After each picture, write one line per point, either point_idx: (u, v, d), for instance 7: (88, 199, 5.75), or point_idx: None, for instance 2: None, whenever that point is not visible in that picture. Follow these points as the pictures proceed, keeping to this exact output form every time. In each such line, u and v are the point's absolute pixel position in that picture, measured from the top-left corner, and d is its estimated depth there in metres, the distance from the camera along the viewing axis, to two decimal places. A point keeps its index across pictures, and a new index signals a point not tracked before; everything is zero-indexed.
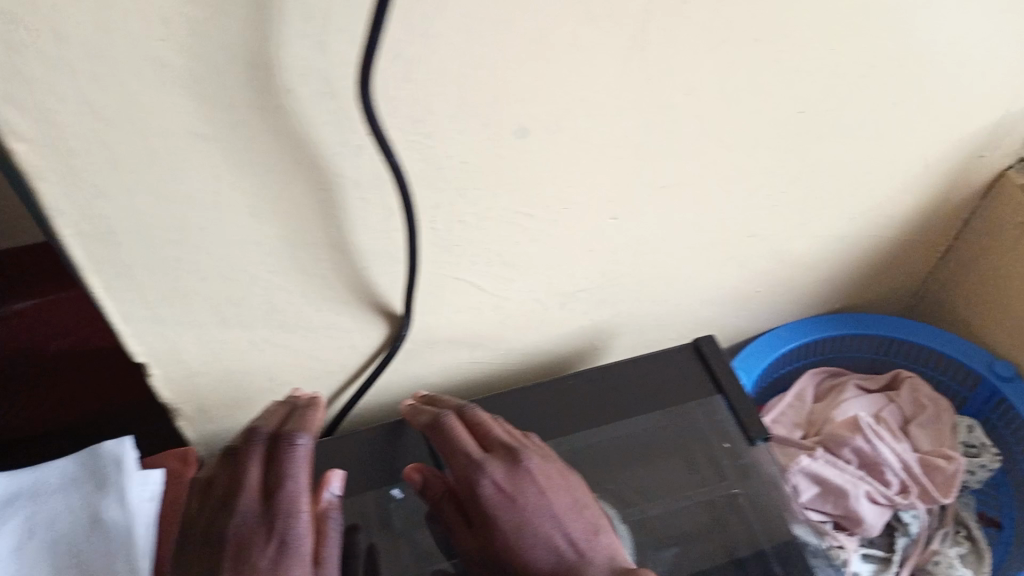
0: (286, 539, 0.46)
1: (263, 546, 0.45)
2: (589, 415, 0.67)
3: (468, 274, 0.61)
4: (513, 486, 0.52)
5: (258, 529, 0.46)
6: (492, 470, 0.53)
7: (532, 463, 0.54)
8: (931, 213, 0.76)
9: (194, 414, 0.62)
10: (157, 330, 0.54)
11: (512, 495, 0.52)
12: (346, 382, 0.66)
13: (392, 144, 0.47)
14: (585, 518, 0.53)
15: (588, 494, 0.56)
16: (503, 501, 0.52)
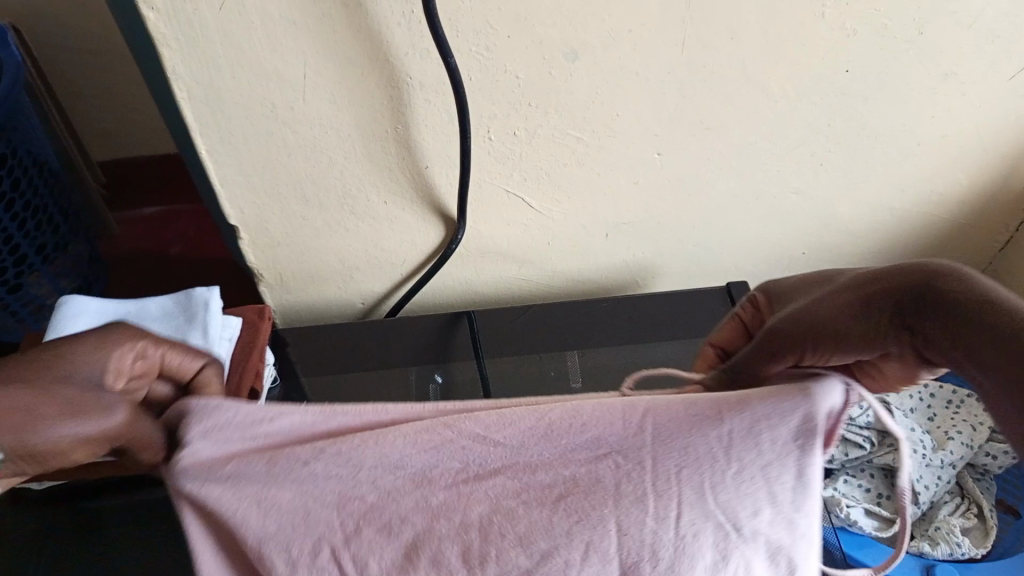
0: (106, 356, 0.42)
1: (125, 363, 0.43)
2: (553, 359, 0.73)
3: (518, 188, 0.68)
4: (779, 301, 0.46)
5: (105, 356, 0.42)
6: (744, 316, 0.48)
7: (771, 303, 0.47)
8: (988, 196, 0.78)
9: (274, 283, 0.73)
10: (248, 199, 0.65)
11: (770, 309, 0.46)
12: (406, 277, 0.75)
13: (440, 52, 0.54)
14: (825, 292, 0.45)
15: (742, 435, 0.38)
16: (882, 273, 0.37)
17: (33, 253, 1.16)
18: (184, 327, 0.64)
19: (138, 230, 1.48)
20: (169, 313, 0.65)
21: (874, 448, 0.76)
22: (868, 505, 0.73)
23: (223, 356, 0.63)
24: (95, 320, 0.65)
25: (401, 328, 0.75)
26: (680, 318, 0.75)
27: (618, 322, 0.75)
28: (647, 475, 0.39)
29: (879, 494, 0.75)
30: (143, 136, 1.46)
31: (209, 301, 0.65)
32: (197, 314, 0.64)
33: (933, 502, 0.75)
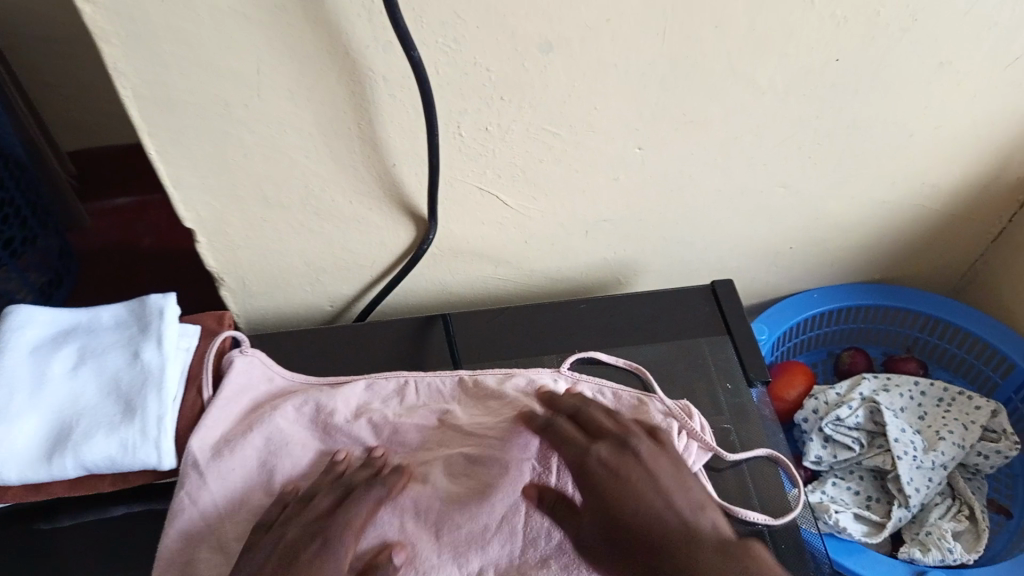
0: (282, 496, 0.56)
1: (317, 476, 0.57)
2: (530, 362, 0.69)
3: (493, 186, 0.64)
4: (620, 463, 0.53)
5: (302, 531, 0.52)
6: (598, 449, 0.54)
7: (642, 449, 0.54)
8: (981, 188, 0.75)
9: (236, 287, 0.69)
10: (204, 201, 0.61)
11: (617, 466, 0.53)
12: (377, 278, 0.72)
13: (405, 45, 0.50)
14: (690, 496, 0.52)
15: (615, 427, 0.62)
16: (677, 474, 0.53)
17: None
18: (139, 337, 0.60)
19: (107, 222, 1.43)
20: (123, 323, 0.61)
21: (863, 449, 0.74)
22: (857, 509, 0.71)
23: (180, 367, 0.60)
24: (41, 333, 0.61)
25: (372, 330, 0.71)
26: (664, 318, 0.72)
27: (599, 323, 0.71)
28: None
29: (868, 497, 0.73)
30: (109, 126, 1.41)
31: (165, 308, 0.62)
32: (151, 324, 0.61)
33: (924, 503, 0.73)
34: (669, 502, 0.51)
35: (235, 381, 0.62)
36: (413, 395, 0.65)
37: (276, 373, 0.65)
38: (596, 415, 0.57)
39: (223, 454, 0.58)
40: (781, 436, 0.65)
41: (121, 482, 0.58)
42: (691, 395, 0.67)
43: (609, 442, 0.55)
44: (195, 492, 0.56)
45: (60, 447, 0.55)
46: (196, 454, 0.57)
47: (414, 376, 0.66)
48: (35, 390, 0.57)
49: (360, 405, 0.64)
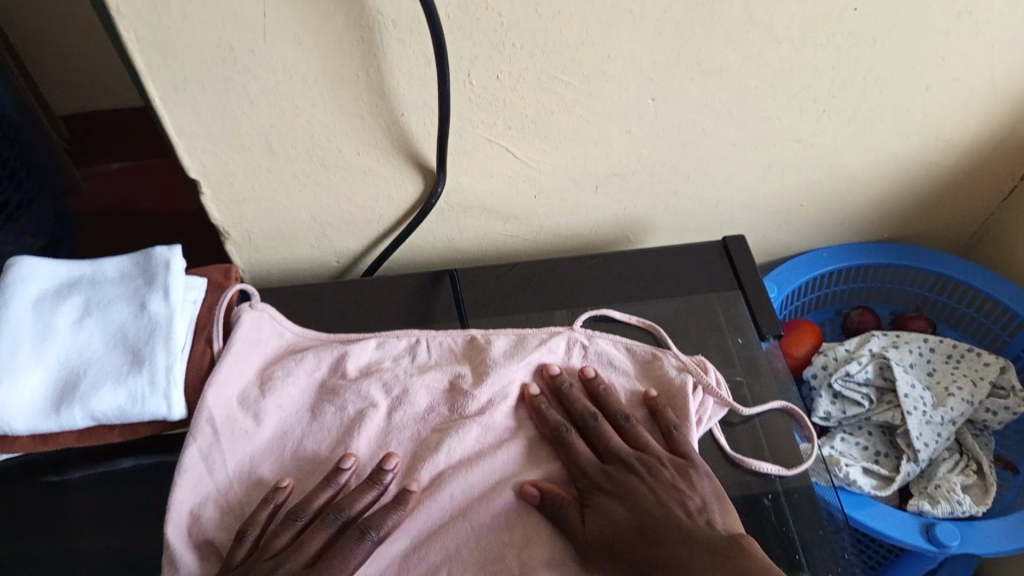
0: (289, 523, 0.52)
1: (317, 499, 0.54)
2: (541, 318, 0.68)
3: (503, 138, 0.63)
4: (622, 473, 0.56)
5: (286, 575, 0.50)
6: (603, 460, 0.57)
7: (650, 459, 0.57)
8: (995, 144, 0.74)
9: (241, 242, 0.69)
10: (209, 151, 0.60)
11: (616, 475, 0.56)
12: (384, 233, 0.71)
13: None
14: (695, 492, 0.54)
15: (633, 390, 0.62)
16: (684, 484, 0.55)
17: None
18: (145, 289, 0.60)
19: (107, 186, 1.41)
20: (128, 274, 0.61)
21: (872, 406, 0.74)
22: (866, 464, 0.71)
23: (187, 320, 0.60)
24: (44, 282, 0.60)
25: (380, 286, 0.70)
26: (674, 273, 0.71)
27: (609, 279, 0.71)
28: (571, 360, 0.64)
29: (877, 453, 0.73)
30: (107, 88, 1.39)
31: (171, 260, 0.61)
32: (157, 276, 0.60)
33: (932, 459, 0.73)
34: (673, 511, 0.53)
35: (242, 336, 0.61)
36: (424, 354, 0.64)
37: (287, 328, 0.65)
38: (607, 433, 0.59)
39: (235, 417, 0.58)
40: (791, 390, 0.65)
41: (128, 433, 0.58)
42: (701, 350, 0.66)
43: (617, 464, 0.57)
44: (207, 453, 0.56)
45: (69, 398, 0.55)
46: (208, 413, 0.57)
47: (426, 335, 0.65)
48: (40, 339, 0.57)
49: (369, 363, 0.63)
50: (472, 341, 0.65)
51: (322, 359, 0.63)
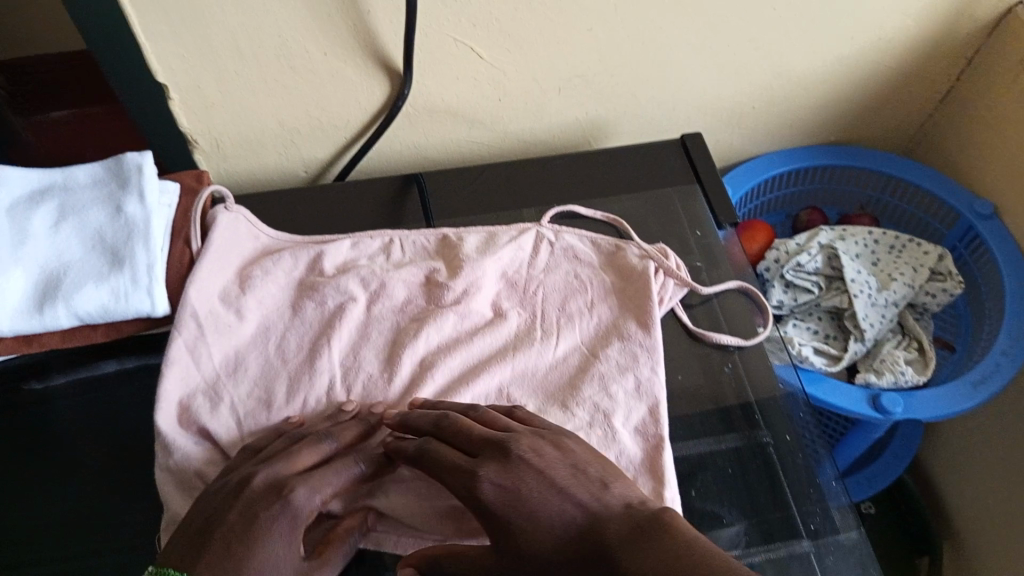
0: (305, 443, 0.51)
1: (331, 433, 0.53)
2: (509, 216, 0.71)
3: (466, 36, 0.64)
4: (510, 479, 0.47)
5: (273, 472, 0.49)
6: (484, 472, 0.48)
7: (523, 450, 0.49)
8: (932, 44, 0.78)
9: (209, 151, 0.70)
10: (176, 53, 0.60)
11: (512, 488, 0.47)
12: (352, 140, 0.72)
13: None
14: (589, 478, 0.48)
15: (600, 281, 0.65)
16: (566, 455, 0.49)
17: None
18: (119, 193, 0.60)
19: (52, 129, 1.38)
20: (101, 180, 0.61)
21: (822, 292, 0.79)
22: (817, 345, 0.77)
23: (164, 223, 0.60)
24: (16, 188, 0.60)
25: (350, 191, 0.72)
26: (635, 172, 0.74)
27: (573, 179, 0.73)
28: (544, 256, 0.67)
29: (827, 335, 0.79)
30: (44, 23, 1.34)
31: (144, 165, 0.61)
32: (131, 180, 0.60)
33: (877, 339, 0.79)
34: (567, 498, 0.47)
35: (219, 236, 0.62)
36: (399, 252, 0.67)
37: (262, 231, 0.66)
38: (463, 421, 0.51)
39: (218, 312, 0.59)
40: (748, 275, 0.69)
41: (113, 333, 0.59)
42: (664, 240, 0.69)
43: (492, 467, 0.48)
44: (193, 347, 0.57)
45: (52, 299, 0.56)
46: (191, 309, 0.58)
47: (399, 235, 0.67)
48: (16, 242, 0.57)
49: (345, 262, 0.65)
50: (445, 239, 0.67)
51: (299, 258, 0.64)
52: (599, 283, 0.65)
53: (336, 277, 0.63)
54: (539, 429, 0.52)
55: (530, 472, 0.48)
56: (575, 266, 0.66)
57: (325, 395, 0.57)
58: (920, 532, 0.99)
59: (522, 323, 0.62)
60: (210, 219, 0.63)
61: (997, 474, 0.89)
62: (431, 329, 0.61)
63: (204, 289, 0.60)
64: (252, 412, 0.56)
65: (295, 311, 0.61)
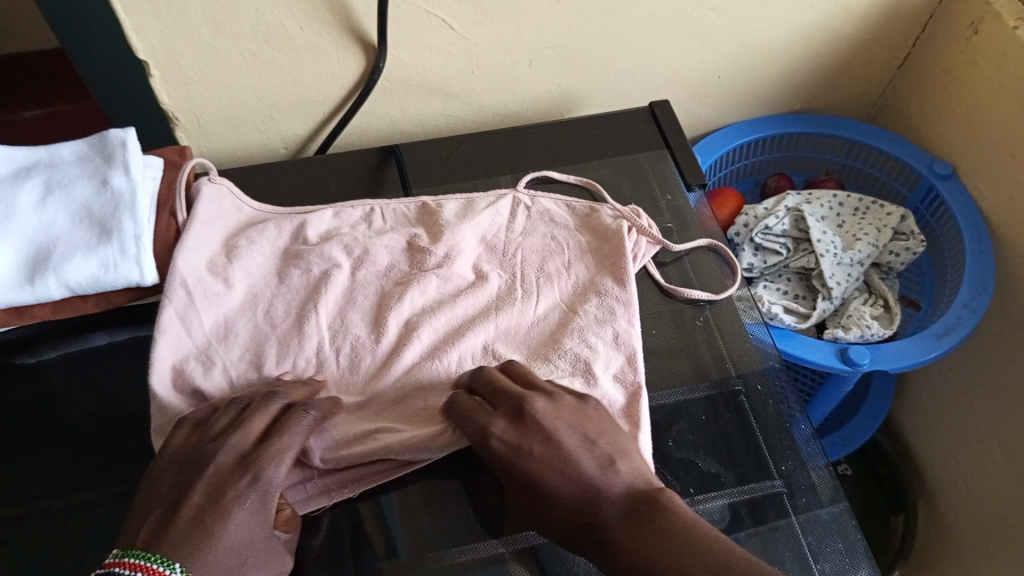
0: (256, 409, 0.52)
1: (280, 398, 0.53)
2: (485, 184, 0.73)
3: (439, 8, 0.66)
4: (518, 440, 0.51)
5: (227, 446, 0.49)
6: (495, 427, 0.51)
7: (537, 409, 0.51)
8: (889, 10, 0.81)
9: (191, 127, 0.71)
10: (155, 28, 0.61)
11: (518, 448, 0.50)
12: (330, 114, 0.74)
13: None
14: (600, 450, 0.50)
15: (577, 242, 0.67)
16: (580, 421, 0.52)
17: None
18: (105, 167, 0.61)
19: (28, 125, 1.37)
20: (86, 155, 0.62)
21: (790, 253, 0.82)
22: (786, 303, 0.80)
23: (149, 195, 0.62)
24: (3, 166, 0.61)
25: (331, 163, 0.74)
26: (607, 139, 0.77)
27: (547, 147, 0.76)
28: (521, 220, 0.69)
29: (796, 295, 0.81)
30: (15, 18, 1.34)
31: (128, 139, 0.63)
32: (115, 154, 0.62)
33: (845, 298, 0.81)
34: (572, 473, 0.49)
35: (204, 208, 0.64)
36: (380, 220, 0.68)
37: (245, 203, 0.68)
38: (495, 375, 0.54)
39: (206, 280, 0.61)
40: (718, 234, 0.72)
41: (103, 304, 0.60)
42: (636, 203, 0.72)
43: (512, 426, 0.51)
44: (184, 314, 0.59)
45: (43, 271, 0.57)
46: (181, 276, 0.60)
47: (380, 204, 0.69)
48: (6, 218, 0.59)
49: (328, 231, 0.67)
50: (425, 207, 0.69)
51: (283, 228, 0.66)
52: (575, 244, 0.67)
53: (320, 245, 0.65)
54: (562, 387, 0.55)
55: (541, 432, 0.51)
56: (552, 229, 0.68)
57: (312, 356, 0.59)
58: (893, 487, 1.03)
59: (501, 284, 0.64)
60: (192, 190, 0.65)
61: (964, 425, 0.93)
62: (413, 292, 0.62)
63: (192, 260, 0.61)
64: (242, 374, 0.58)
65: (279, 279, 0.63)
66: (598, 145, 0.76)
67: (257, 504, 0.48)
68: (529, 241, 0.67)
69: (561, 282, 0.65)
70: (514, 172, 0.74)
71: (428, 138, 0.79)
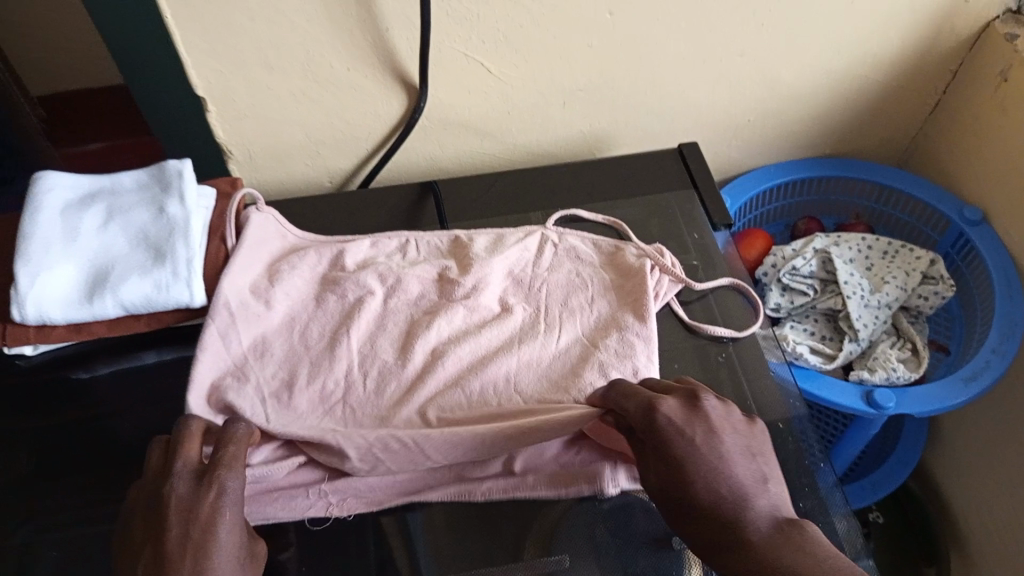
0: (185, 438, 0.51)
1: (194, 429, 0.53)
2: (517, 220, 0.76)
3: (477, 51, 0.70)
4: (687, 419, 0.50)
5: (179, 476, 0.48)
6: (667, 403, 0.51)
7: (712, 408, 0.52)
8: (918, 58, 0.83)
9: (243, 161, 0.76)
10: (214, 68, 0.66)
11: (685, 425, 0.50)
12: (374, 150, 0.78)
13: None
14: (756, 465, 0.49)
15: (602, 279, 0.69)
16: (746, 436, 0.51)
17: None
18: (161, 196, 0.66)
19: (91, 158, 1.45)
20: (145, 184, 0.67)
21: (817, 294, 0.82)
22: (812, 344, 0.80)
23: (202, 222, 0.66)
24: (68, 191, 0.66)
25: (372, 197, 0.78)
26: (638, 179, 0.79)
27: (579, 186, 0.79)
28: (549, 256, 0.71)
29: (823, 336, 0.82)
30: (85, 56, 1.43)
31: (184, 170, 0.67)
32: (172, 183, 0.66)
33: (873, 340, 0.82)
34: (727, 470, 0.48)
35: (251, 234, 0.68)
36: (414, 252, 0.72)
37: (290, 232, 0.72)
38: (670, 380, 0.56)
39: (249, 302, 0.64)
40: (743, 274, 0.74)
41: (153, 323, 0.64)
42: (664, 241, 0.74)
43: (689, 410, 0.51)
44: (226, 333, 0.62)
45: (101, 290, 0.61)
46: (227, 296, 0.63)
47: (415, 236, 0.73)
48: (68, 239, 0.63)
49: (365, 259, 0.71)
50: (457, 241, 0.72)
51: (322, 256, 0.70)
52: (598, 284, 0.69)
53: (356, 273, 0.68)
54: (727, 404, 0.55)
55: (717, 424, 0.50)
56: (577, 266, 0.71)
57: (343, 377, 0.62)
58: (925, 535, 1.01)
59: (528, 316, 0.67)
60: (241, 219, 0.69)
61: (997, 473, 0.91)
62: (441, 320, 0.65)
63: (237, 283, 0.65)
64: (277, 391, 0.61)
65: (317, 303, 0.66)
66: (628, 184, 0.79)
67: (231, 512, 0.48)
68: (555, 277, 0.70)
69: (586, 317, 0.67)
70: (546, 209, 0.77)
71: (465, 175, 0.83)
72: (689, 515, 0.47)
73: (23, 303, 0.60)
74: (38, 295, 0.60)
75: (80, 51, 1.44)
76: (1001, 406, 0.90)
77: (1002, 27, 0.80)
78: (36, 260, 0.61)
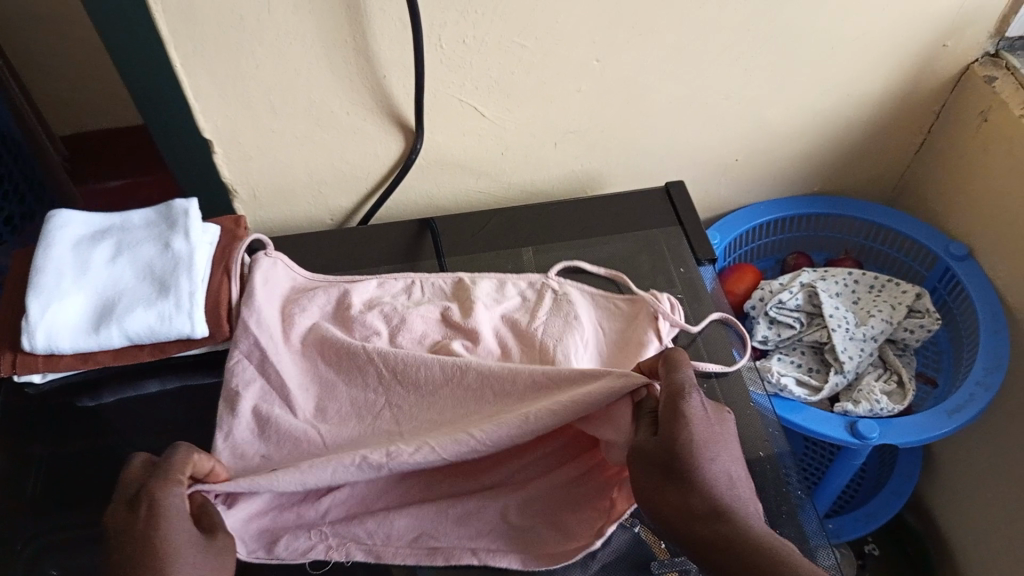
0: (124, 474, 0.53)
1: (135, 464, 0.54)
2: (509, 256, 0.78)
3: (471, 96, 0.74)
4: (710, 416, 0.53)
5: (120, 509, 0.50)
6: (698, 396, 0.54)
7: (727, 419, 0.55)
8: (900, 100, 0.86)
9: (248, 199, 0.80)
10: (221, 112, 0.70)
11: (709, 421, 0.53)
12: (373, 189, 0.81)
13: None
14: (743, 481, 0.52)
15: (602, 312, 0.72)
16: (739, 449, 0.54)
17: (15, 213, 1.18)
18: (168, 232, 0.69)
19: (107, 196, 1.50)
20: (153, 221, 0.70)
21: (804, 327, 0.84)
22: (799, 376, 0.82)
23: (206, 257, 0.69)
24: (82, 228, 0.70)
25: (370, 233, 0.81)
26: (627, 216, 0.82)
27: (570, 222, 0.81)
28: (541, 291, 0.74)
29: (809, 368, 0.84)
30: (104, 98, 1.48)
31: (191, 209, 0.71)
32: (179, 220, 0.70)
33: (859, 372, 0.83)
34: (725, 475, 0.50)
35: (263, 280, 0.71)
36: (419, 292, 0.74)
37: (300, 274, 0.75)
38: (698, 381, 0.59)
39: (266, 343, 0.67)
40: (727, 307, 0.75)
41: (157, 353, 0.67)
42: (651, 276, 0.77)
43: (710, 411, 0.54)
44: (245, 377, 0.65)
45: (106, 321, 0.64)
46: (242, 341, 0.66)
47: (420, 278, 0.75)
48: (79, 273, 0.66)
49: (371, 298, 0.74)
50: (460, 283, 0.75)
51: (330, 295, 0.73)
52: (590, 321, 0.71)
53: (363, 314, 0.71)
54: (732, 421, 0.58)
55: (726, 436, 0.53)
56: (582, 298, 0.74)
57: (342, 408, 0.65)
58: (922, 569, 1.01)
59: (518, 349, 0.69)
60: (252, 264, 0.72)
61: (991, 507, 0.92)
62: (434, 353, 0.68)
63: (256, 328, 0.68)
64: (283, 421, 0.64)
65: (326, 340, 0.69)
66: (618, 221, 0.82)
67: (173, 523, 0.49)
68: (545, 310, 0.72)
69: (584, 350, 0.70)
70: (537, 245, 0.79)
71: (461, 212, 0.86)
72: (688, 507, 0.48)
73: (33, 332, 0.63)
74: (48, 325, 0.64)
75: (100, 92, 1.50)
76: (993, 440, 0.91)
77: (982, 69, 0.82)
78: (48, 292, 0.65)
